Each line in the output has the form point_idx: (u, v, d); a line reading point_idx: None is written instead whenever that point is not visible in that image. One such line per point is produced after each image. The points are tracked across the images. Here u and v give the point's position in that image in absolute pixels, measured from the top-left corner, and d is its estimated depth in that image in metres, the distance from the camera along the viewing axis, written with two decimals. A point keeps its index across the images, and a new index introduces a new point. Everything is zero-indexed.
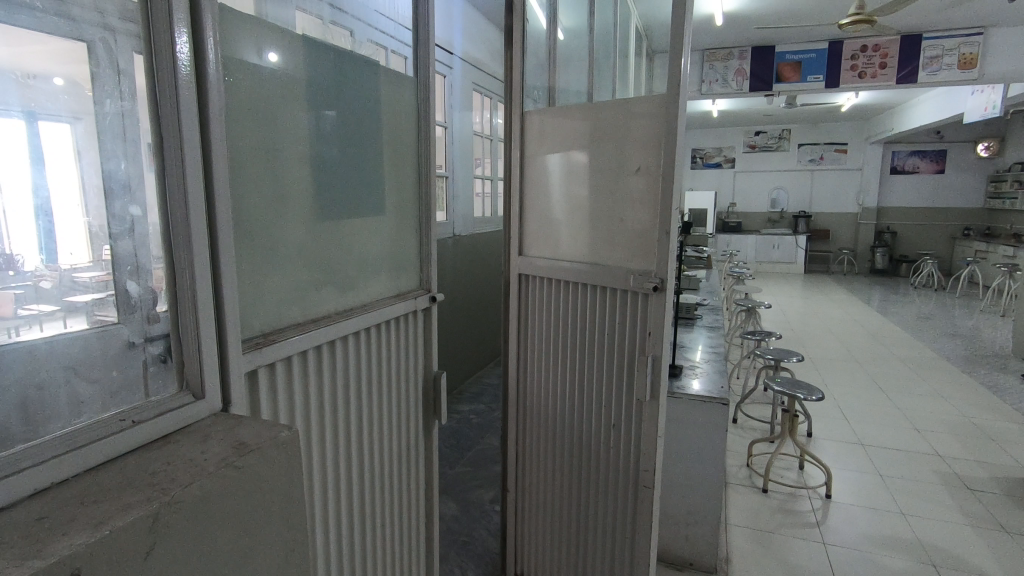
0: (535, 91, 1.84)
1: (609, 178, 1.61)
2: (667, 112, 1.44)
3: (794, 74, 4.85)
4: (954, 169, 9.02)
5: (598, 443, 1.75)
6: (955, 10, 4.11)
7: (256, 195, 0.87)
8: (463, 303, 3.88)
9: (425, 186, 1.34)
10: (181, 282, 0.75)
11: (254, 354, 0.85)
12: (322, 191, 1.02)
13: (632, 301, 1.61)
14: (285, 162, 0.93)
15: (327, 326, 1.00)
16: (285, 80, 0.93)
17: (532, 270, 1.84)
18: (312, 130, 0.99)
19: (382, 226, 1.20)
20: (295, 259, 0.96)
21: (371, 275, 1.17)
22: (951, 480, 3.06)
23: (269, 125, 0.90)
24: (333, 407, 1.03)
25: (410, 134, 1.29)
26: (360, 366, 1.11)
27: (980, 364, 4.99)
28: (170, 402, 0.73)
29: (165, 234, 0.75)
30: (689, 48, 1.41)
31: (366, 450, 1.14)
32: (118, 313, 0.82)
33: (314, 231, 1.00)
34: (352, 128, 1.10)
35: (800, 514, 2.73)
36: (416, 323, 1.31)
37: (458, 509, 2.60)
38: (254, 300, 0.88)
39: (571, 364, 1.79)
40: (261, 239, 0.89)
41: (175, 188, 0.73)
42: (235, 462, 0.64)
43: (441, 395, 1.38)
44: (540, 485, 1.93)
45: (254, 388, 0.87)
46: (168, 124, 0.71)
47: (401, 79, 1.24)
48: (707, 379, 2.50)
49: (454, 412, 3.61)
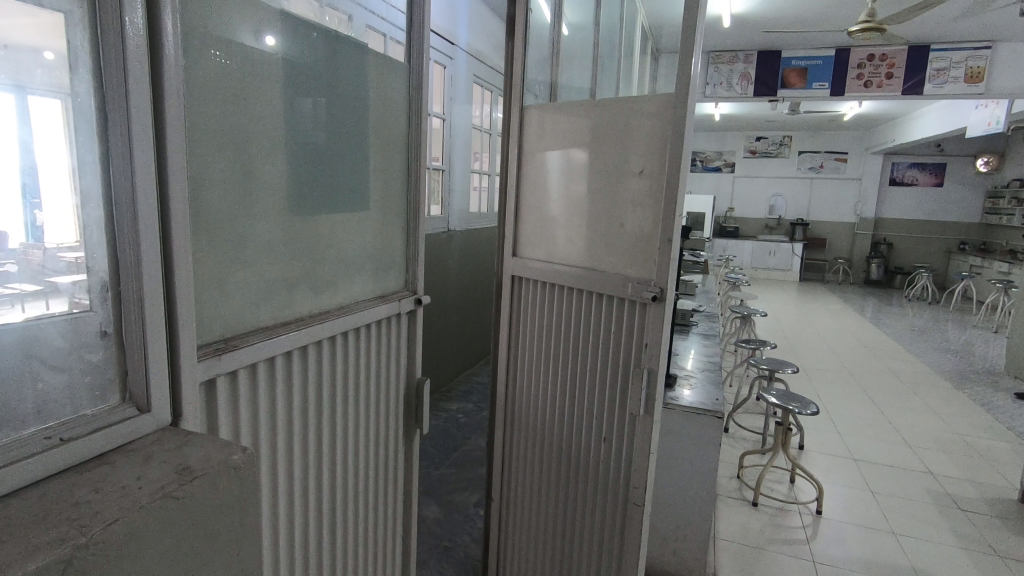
0: (535, 84, 1.76)
1: (609, 180, 1.54)
2: (674, 112, 1.36)
3: (799, 81, 4.77)
4: (953, 183, 9.01)
5: (587, 454, 1.68)
6: (965, 22, 4.05)
7: (224, 184, 0.79)
8: (455, 298, 3.80)
9: (415, 181, 1.25)
10: (124, 282, 0.66)
11: (209, 362, 0.76)
12: (300, 182, 0.93)
13: (628, 311, 1.52)
14: (260, 150, 0.85)
15: (298, 331, 0.92)
16: (269, 65, 0.86)
17: (525, 272, 1.76)
18: (292, 117, 0.91)
19: (366, 222, 1.12)
20: (267, 255, 0.88)
21: (351, 276, 1.09)
22: (943, 500, 3.02)
23: (243, 108, 0.82)
24: (302, 418, 0.96)
25: (400, 124, 1.20)
26: (335, 372, 1.03)
27: (972, 380, 4.97)
28: (108, 414, 0.64)
29: (108, 227, 0.65)
30: (701, 46, 1.32)
31: (340, 462, 1.06)
32: (93, 301, 0.67)
33: (288, 227, 0.92)
34: (339, 117, 1.02)
35: (790, 529, 2.68)
36: (399, 328, 1.22)
37: (440, 513, 2.52)
38: (217, 299, 0.80)
39: (563, 372, 1.71)
40: (226, 232, 0.80)
41: (121, 174, 0.64)
42: (173, 492, 0.56)
43: (424, 403, 1.30)
44: (525, 494, 1.85)
45: (210, 399, 0.79)
46: (113, 102, 0.63)
47: (393, 65, 1.16)
48: (700, 389, 2.44)
49: (442, 411, 3.53)
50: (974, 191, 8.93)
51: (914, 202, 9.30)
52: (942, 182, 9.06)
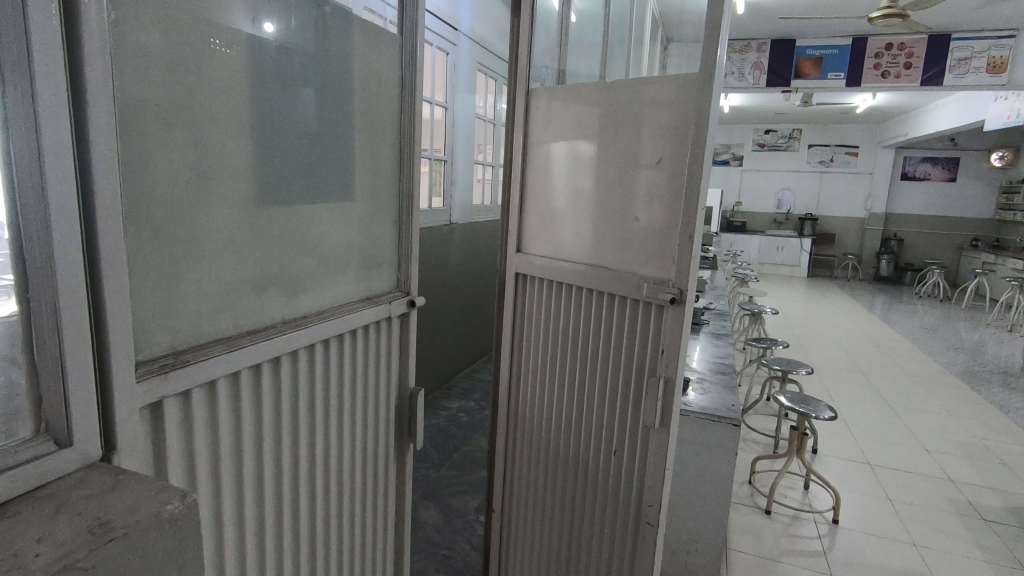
0: (542, 68, 1.61)
1: (620, 171, 1.40)
2: (695, 98, 1.23)
3: (813, 71, 4.60)
4: (966, 177, 8.82)
5: (596, 468, 1.55)
6: (991, 8, 3.88)
7: (172, 168, 0.66)
8: (456, 293, 3.67)
9: (408, 172, 1.12)
10: (36, 288, 0.53)
11: (152, 384, 0.64)
12: (270, 170, 0.81)
13: (643, 314, 1.39)
14: (220, 130, 0.72)
15: (267, 342, 0.79)
16: (244, 40, 0.75)
17: (530, 269, 1.63)
18: (262, 94, 0.78)
19: (351, 215, 0.98)
20: (229, 252, 0.75)
21: (333, 276, 0.96)
22: (965, 509, 2.89)
23: (199, 81, 0.69)
24: (274, 441, 0.84)
25: (392, 108, 1.07)
26: (313, 386, 0.90)
27: (988, 381, 4.82)
28: (20, 449, 0.52)
29: (15, 222, 0.53)
30: (728, 26, 1.19)
31: (320, 488, 0.95)
32: (21, 308, 0.55)
33: (254, 219, 0.78)
34: (320, 96, 0.89)
35: (806, 539, 2.55)
36: (390, 332, 1.10)
37: (439, 518, 2.40)
38: (165, 306, 0.67)
39: (571, 378, 1.58)
40: (177, 227, 0.68)
41: (26, 157, 0.51)
42: (78, 562, 0.44)
43: (418, 414, 1.17)
44: (529, 507, 1.73)
45: (158, 426, 0.66)
46: (12, 66, 0.50)
47: (382, 38, 1.02)
48: (713, 394, 2.29)
49: (443, 409, 3.42)
50: (988, 186, 8.73)
51: (926, 197, 9.11)
52: (955, 176, 8.86)
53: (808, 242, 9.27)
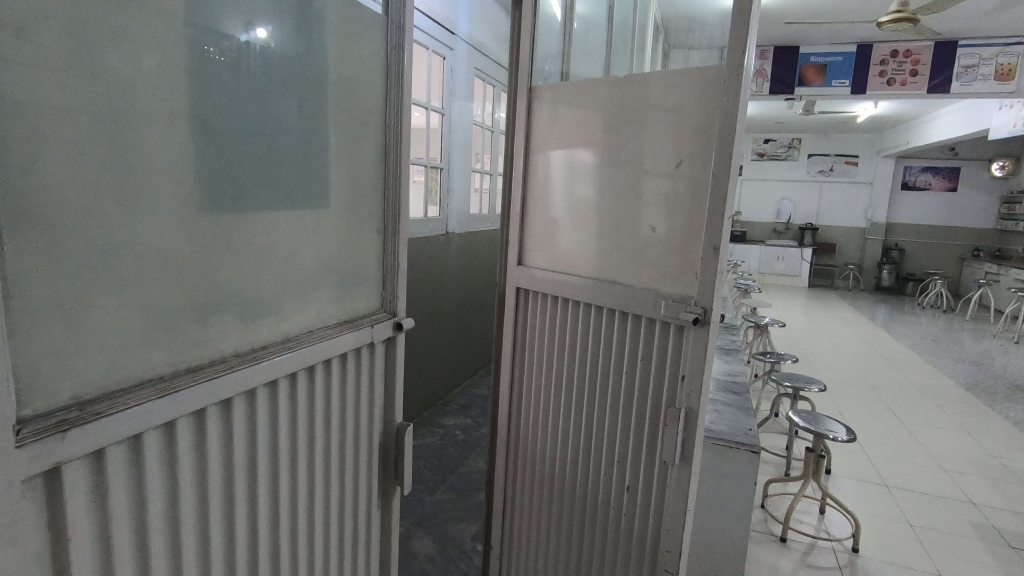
0: (544, 64, 1.47)
1: (630, 176, 1.26)
2: (720, 93, 1.08)
3: (817, 79, 4.50)
4: (967, 187, 8.73)
5: (606, 504, 1.39)
6: (1000, 14, 3.77)
7: (78, 165, 0.52)
8: (453, 305, 3.51)
9: (394, 175, 0.97)
10: None
11: (42, 447, 0.48)
12: (218, 170, 0.66)
13: (660, 335, 1.23)
14: (149, 120, 0.57)
15: (213, 380, 0.64)
16: (189, 12, 0.61)
17: (532, 283, 1.48)
18: (206, 80, 0.63)
19: (325, 225, 0.83)
20: (164, 270, 0.60)
21: (303, 297, 0.81)
22: (990, 535, 2.73)
23: (122, 58, 0.55)
24: (225, 499, 0.69)
25: (375, 103, 0.92)
26: (275, 431, 0.75)
27: (999, 394, 4.68)
28: None
29: None
30: (758, 12, 1.05)
31: (285, 547, 0.79)
32: None
33: (197, 230, 0.63)
34: (284, 85, 0.74)
35: (824, 570, 2.39)
36: (373, 360, 0.94)
37: (433, 547, 2.23)
38: (67, 342, 0.52)
39: (578, 404, 1.43)
40: (86, 238, 0.53)
41: None
42: None
43: (405, 454, 1.02)
44: (531, 545, 1.57)
45: (57, 497, 0.51)
46: None
47: (363, 19, 0.87)
48: (728, 418, 2.11)
49: (438, 426, 3.24)
50: (989, 196, 8.63)
51: (928, 206, 9.01)
52: (956, 186, 8.78)
53: (809, 252, 9.14)
